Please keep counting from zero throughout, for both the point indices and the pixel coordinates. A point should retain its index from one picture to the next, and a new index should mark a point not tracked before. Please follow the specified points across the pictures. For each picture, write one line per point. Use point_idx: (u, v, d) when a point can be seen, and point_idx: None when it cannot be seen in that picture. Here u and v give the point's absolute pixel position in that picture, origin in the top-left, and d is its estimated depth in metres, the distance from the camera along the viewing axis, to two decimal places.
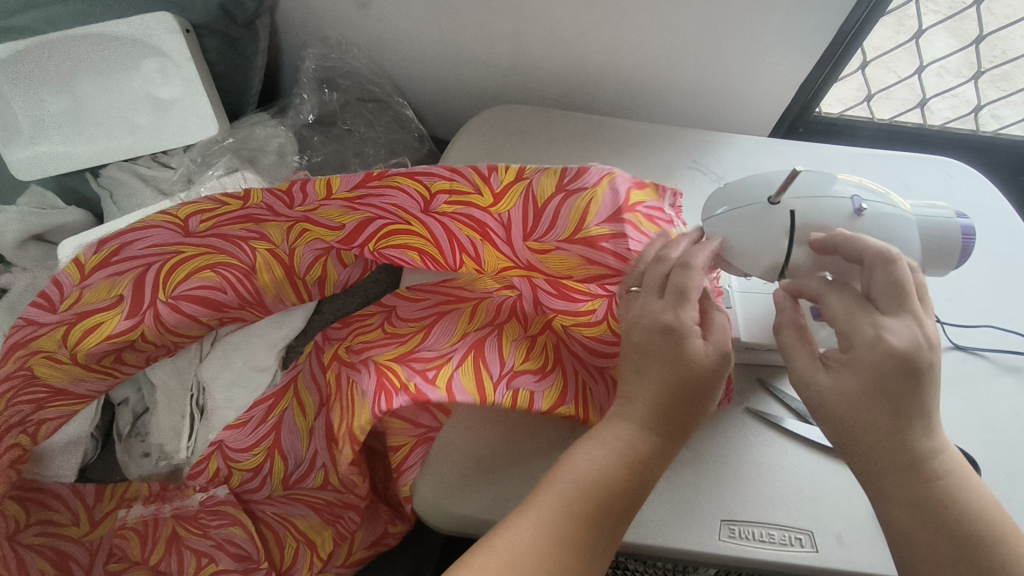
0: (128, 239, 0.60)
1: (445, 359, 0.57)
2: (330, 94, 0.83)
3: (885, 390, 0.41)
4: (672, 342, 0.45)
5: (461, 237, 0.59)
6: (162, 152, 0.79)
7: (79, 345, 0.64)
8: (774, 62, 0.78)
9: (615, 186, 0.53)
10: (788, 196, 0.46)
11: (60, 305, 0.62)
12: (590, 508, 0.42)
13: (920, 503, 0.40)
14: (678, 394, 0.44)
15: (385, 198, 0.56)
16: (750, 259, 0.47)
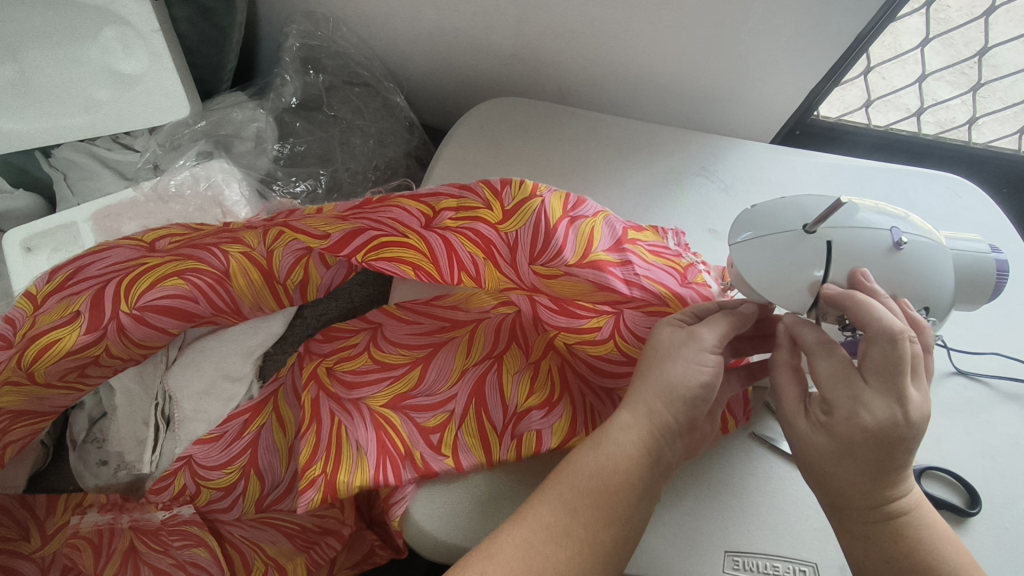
0: (86, 261, 0.57)
1: (444, 404, 0.54)
2: (315, 75, 0.76)
3: (856, 456, 0.41)
4: (671, 337, 0.45)
5: (462, 253, 0.54)
6: (124, 133, 0.72)
7: (35, 365, 0.56)
8: (787, 67, 0.75)
9: (611, 221, 0.54)
10: (825, 225, 0.43)
11: (16, 338, 0.57)
12: (586, 511, 0.41)
13: (870, 540, 0.43)
14: (681, 375, 0.43)
15: (390, 212, 0.55)
16: (779, 292, 0.44)
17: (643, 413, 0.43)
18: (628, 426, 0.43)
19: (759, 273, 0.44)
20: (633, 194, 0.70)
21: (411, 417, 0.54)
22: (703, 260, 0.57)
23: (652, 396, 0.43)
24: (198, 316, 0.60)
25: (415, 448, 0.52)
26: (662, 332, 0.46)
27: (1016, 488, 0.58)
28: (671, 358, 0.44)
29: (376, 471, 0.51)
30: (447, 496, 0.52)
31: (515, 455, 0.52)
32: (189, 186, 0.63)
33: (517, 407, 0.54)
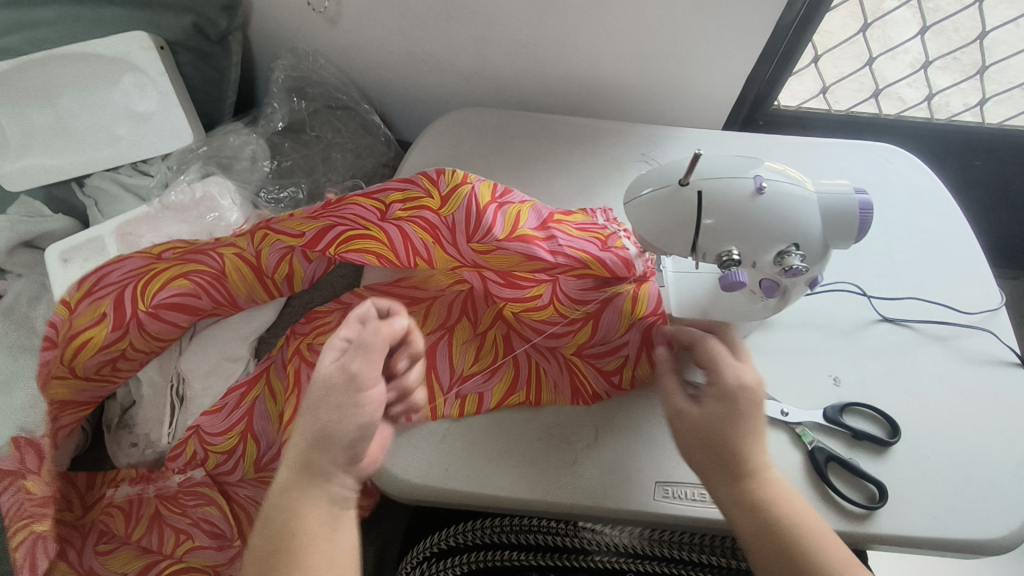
0: (108, 271, 0.69)
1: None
2: (299, 102, 0.87)
3: (741, 415, 0.48)
4: (325, 367, 0.45)
5: (415, 241, 0.63)
6: (142, 162, 0.83)
7: (75, 361, 0.69)
8: (719, 59, 0.82)
9: (538, 208, 0.63)
10: (696, 177, 0.50)
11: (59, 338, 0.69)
12: (280, 541, 0.42)
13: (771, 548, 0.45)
14: (326, 399, 0.44)
15: (350, 208, 0.64)
16: (665, 238, 0.51)
17: (308, 445, 0.43)
18: (302, 466, 0.44)
19: (647, 224, 0.51)
20: (578, 182, 0.78)
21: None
22: (625, 229, 0.65)
23: (309, 427, 0.44)
24: (203, 311, 0.71)
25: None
26: (322, 364, 0.46)
27: (939, 420, 0.62)
28: (326, 385, 0.44)
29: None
30: (404, 443, 0.60)
31: (453, 409, 0.61)
32: (189, 197, 0.75)
33: (463, 370, 0.64)
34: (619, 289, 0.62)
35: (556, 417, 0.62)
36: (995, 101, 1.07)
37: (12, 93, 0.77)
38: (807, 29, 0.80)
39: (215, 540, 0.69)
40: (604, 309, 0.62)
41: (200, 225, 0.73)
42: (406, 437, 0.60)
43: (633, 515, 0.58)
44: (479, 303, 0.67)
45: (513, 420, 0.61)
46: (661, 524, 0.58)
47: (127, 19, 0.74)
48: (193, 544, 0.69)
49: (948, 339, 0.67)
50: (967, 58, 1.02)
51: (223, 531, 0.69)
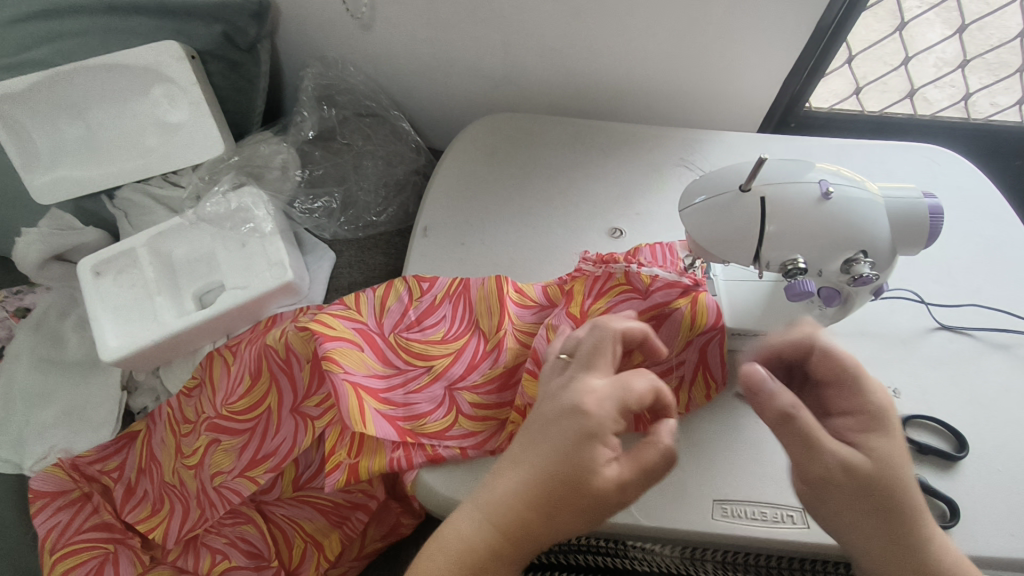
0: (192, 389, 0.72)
1: (451, 401, 0.60)
2: (329, 110, 0.86)
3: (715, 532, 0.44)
4: (574, 425, 0.40)
5: (470, 349, 0.62)
6: (172, 173, 0.81)
7: (166, 447, 0.72)
8: (756, 58, 0.80)
9: (593, 276, 0.61)
10: (758, 182, 0.48)
11: (159, 423, 0.74)
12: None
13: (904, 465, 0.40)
14: (573, 489, 0.39)
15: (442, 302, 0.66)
16: (724, 248, 0.49)
17: (493, 514, 0.40)
18: (469, 520, 0.41)
19: (705, 233, 0.49)
20: (616, 187, 0.76)
21: (426, 416, 0.59)
22: (635, 259, 0.61)
23: (515, 495, 0.40)
24: (235, 425, 0.65)
25: (420, 442, 0.58)
26: (564, 424, 0.41)
27: (1008, 432, 0.59)
28: (558, 463, 0.40)
29: (391, 453, 0.57)
30: (455, 477, 0.57)
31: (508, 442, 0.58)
32: (225, 206, 0.72)
33: (510, 396, 0.61)
34: (675, 305, 0.58)
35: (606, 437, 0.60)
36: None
37: (41, 105, 0.76)
38: (849, 28, 0.77)
39: (252, 560, 0.66)
40: (662, 326, 0.59)
41: (233, 236, 0.72)
42: (468, 471, 0.58)
43: (692, 536, 0.56)
44: (524, 318, 0.64)
45: None
46: (720, 545, 0.56)
47: (157, 28, 0.73)
48: (229, 564, 0.67)
49: (1011, 347, 0.64)
50: (1007, 57, 0.99)
51: (261, 551, 0.67)
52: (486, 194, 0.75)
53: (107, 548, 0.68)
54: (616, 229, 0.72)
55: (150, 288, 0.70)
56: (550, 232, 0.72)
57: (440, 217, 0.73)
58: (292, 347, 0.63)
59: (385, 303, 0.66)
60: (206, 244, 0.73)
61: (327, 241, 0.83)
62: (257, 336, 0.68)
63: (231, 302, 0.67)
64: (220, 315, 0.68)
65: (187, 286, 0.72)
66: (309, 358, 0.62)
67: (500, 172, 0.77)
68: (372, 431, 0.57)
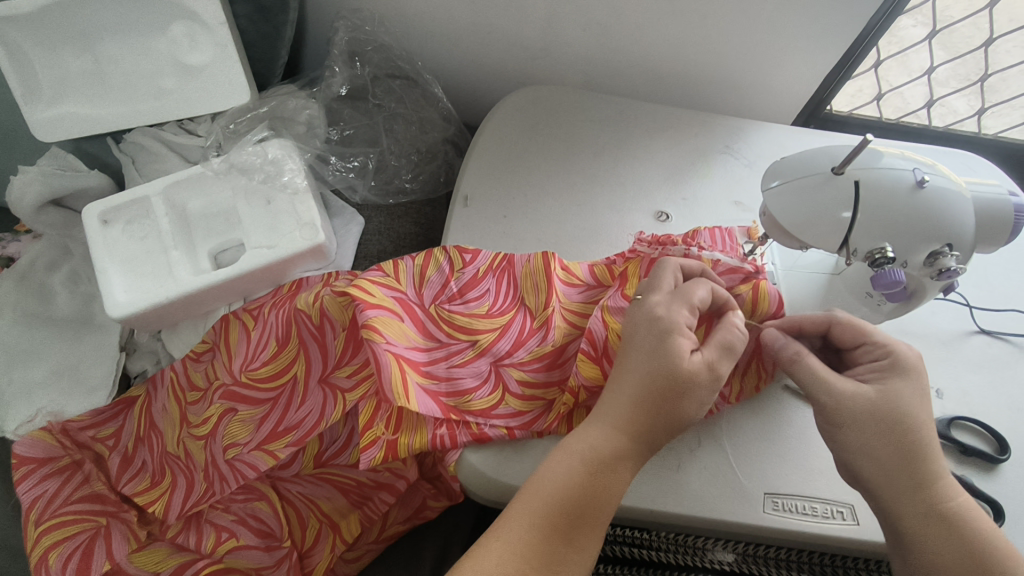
0: (203, 353, 0.67)
1: (498, 378, 0.57)
2: (361, 68, 0.81)
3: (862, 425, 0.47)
4: (652, 328, 0.49)
5: (517, 325, 0.59)
6: (188, 120, 0.76)
7: (170, 413, 0.67)
8: (805, 49, 0.78)
9: (648, 261, 0.60)
10: (851, 167, 0.46)
11: (162, 387, 0.69)
12: (525, 503, 0.44)
13: (923, 404, 0.48)
14: (666, 375, 0.46)
15: (487, 275, 0.62)
16: (808, 231, 0.48)
17: (607, 416, 0.47)
18: (571, 450, 0.46)
19: (791, 215, 0.48)
20: (663, 171, 0.74)
21: (472, 392, 0.56)
22: (695, 242, 0.59)
23: (620, 399, 0.47)
24: (255, 395, 0.61)
25: (466, 419, 0.55)
26: (642, 329, 0.49)
27: None
28: (653, 362, 0.48)
29: (435, 430, 0.54)
30: (502, 457, 0.55)
31: (557, 421, 0.56)
32: (256, 158, 0.66)
33: (558, 376, 0.58)
34: (737, 291, 0.56)
35: None
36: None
37: (44, 33, 0.68)
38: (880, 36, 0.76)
39: (263, 540, 0.62)
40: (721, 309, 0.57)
41: (258, 191, 0.67)
42: (516, 452, 0.55)
43: (744, 530, 0.54)
44: (571, 296, 0.62)
45: None
46: (768, 540, 0.55)
47: None
48: (237, 543, 0.62)
49: None
50: None
51: (272, 530, 0.62)
52: (527, 168, 0.72)
53: (99, 521, 0.63)
54: (662, 212, 0.71)
55: (165, 241, 0.64)
56: (596, 212, 0.70)
57: (482, 188, 0.69)
58: (326, 312, 0.59)
59: (424, 272, 0.62)
60: (226, 199, 0.68)
61: (357, 206, 0.78)
62: (282, 300, 0.63)
63: (258, 262, 0.63)
64: (244, 275, 0.63)
65: (203, 243, 0.67)
66: (346, 326, 0.58)
67: (542, 147, 0.74)
68: (415, 407, 0.54)
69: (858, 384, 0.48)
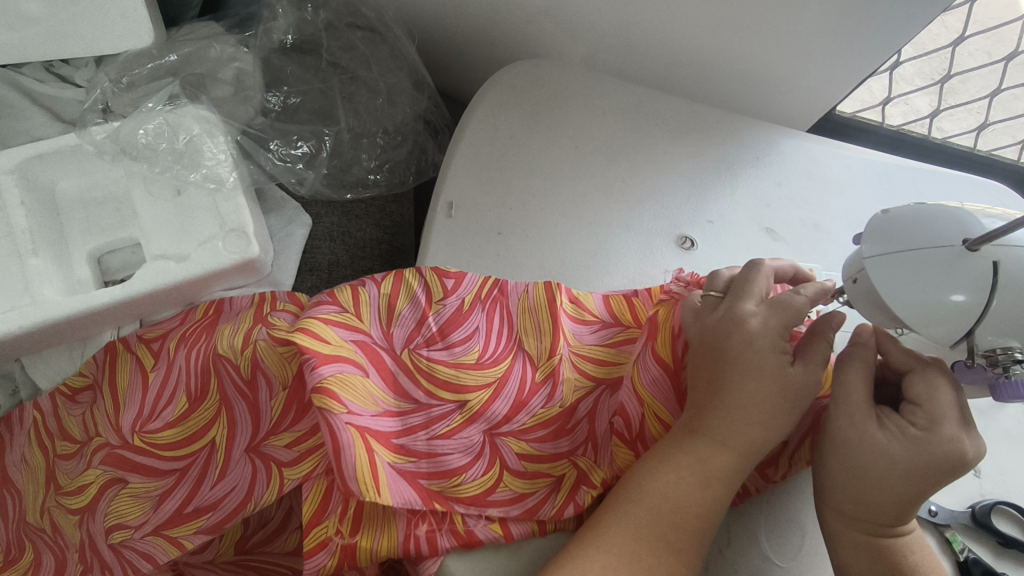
0: (78, 390, 0.49)
1: (493, 452, 0.44)
2: (313, 12, 0.64)
3: (863, 473, 0.40)
4: (737, 341, 0.40)
5: (513, 377, 0.46)
6: (60, 61, 0.58)
7: (31, 465, 0.49)
8: (860, 63, 0.62)
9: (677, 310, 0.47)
10: (990, 245, 0.36)
11: (19, 429, 0.51)
12: (621, 525, 0.39)
13: (934, 483, 0.39)
14: (760, 400, 0.39)
15: (477, 312, 0.48)
16: (921, 319, 0.37)
17: (704, 432, 0.40)
18: (670, 460, 0.40)
19: (900, 290, 0.37)
20: (685, 180, 0.61)
21: (461, 473, 0.43)
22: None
23: (730, 433, 0.40)
24: (152, 463, 0.44)
25: (454, 510, 0.42)
26: (762, 385, 0.39)
27: None
28: (749, 382, 0.40)
29: (409, 529, 0.42)
30: (494, 566, 0.43)
31: (567, 506, 0.45)
32: (165, 138, 0.53)
33: (567, 445, 0.46)
34: None
35: None
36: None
37: None
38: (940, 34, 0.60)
39: None
40: None
41: (163, 181, 0.53)
42: (511, 556, 0.44)
43: None
44: (583, 338, 0.48)
45: None
46: None
47: None
48: None
49: None
50: None
51: None
52: (526, 168, 0.59)
53: None
54: (687, 237, 0.58)
55: (21, 243, 0.49)
56: (608, 230, 0.57)
57: (469, 191, 0.57)
58: (260, 363, 0.43)
59: (393, 304, 0.47)
60: (117, 184, 0.53)
61: (303, 201, 0.62)
62: (196, 332, 0.47)
63: (161, 280, 0.48)
64: (139, 296, 0.48)
65: (80, 244, 0.52)
66: (288, 384, 0.43)
67: (541, 143, 0.60)
68: (387, 498, 0.40)
69: (884, 429, 0.40)
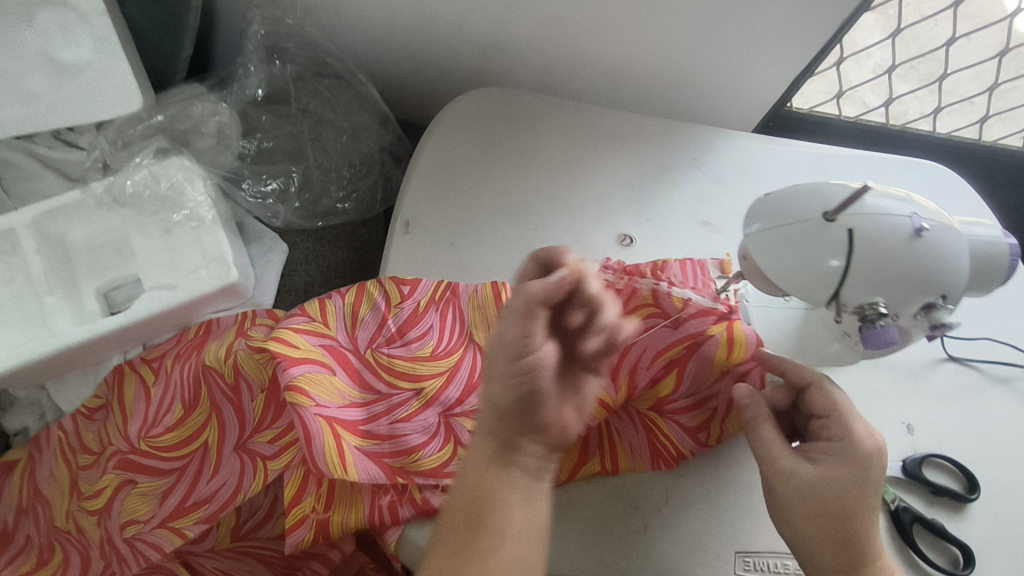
0: (95, 408, 0.57)
1: (447, 430, 0.50)
2: (281, 66, 0.70)
3: (820, 509, 0.45)
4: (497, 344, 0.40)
5: (463, 369, 0.52)
6: (65, 129, 0.66)
7: (57, 476, 0.57)
8: (784, 58, 0.67)
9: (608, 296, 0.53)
10: (845, 213, 0.41)
11: (46, 446, 0.58)
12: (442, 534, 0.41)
13: (871, 488, 0.45)
14: (483, 381, 0.41)
15: (433, 315, 0.54)
16: (794, 281, 0.42)
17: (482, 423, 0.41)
18: (471, 457, 0.42)
19: (774, 262, 0.42)
20: (624, 187, 0.67)
21: (419, 449, 0.49)
22: (664, 276, 0.53)
23: (491, 419, 0.41)
24: (156, 464, 0.51)
25: (413, 481, 0.48)
26: (484, 370, 0.41)
27: (1010, 472, 0.59)
28: (489, 367, 0.41)
29: (373, 501, 0.48)
30: None
31: None
32: (149, 187, 0.61)
33: None
34: (710, 333, 0.50)
35: (621, 477, 0.53)
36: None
37: None
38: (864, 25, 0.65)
39: None
40: (693, 356, 0.51)
41: (155, 222, 0.61)
42: None
43: None
44: None
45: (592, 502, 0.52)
46: None
47: None
48: None
49: (1011, 382, 0.63)
50: None
51: None
52: (482, 184, 0.66)
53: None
54: (626, 235, 0.64)
55: (37, 284, 0.57)
56: (554, 234, 0.64)
57: (424, 210, 0.63)
58: (241, 369, 0.50)
59: (356, 312, 0.53)
60: (117, 229, 0.61)
61: (279, 230, 0.70)
62: (188, 350, 0.55)
63: (157, 307, 0.55)
64: (139, 322, 0.56)
65: (88, 282, 0.60)
66: (264, 386, 0.50)
67: (494, 161, 0.67)
68: (354, 475, 0.47)
69: (813, 465, 0.46)
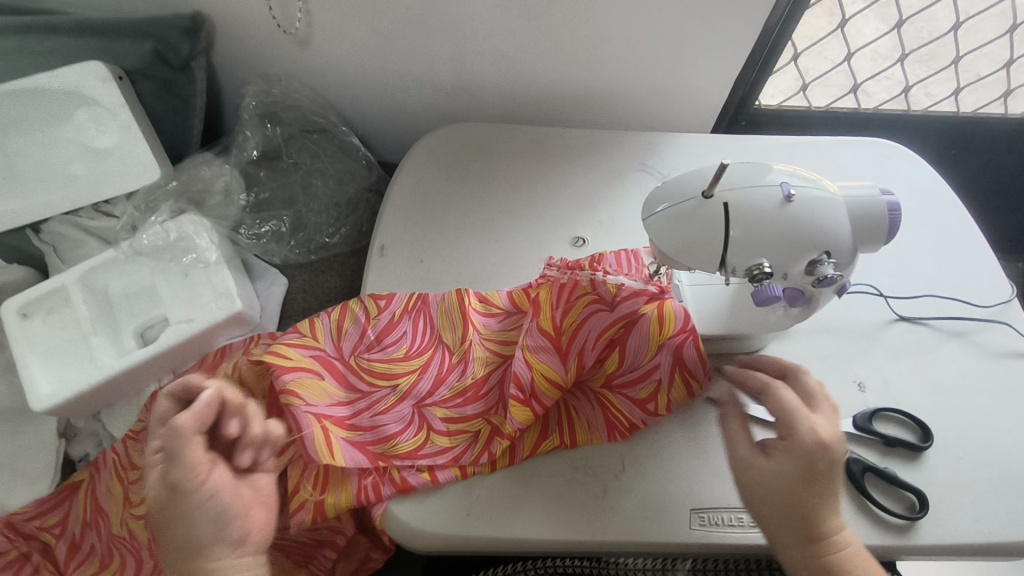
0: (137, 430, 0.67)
1: (421, 419, 0.58)
2: (273, 128, 0.83)
3: (775, 499, 0.48)
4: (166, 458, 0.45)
5: (433, 366, 0.60)
6: (103, 202, 0.79)
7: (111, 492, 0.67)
8: (715, 58, 0.74)
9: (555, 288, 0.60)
10: (720, 188, 0.47)
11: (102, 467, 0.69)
12: None
13: (825, 478, 0.47)
14: (165, 496, 0.45)
15: (405, 322, 0.62)
16: (688, 253, 0.48)
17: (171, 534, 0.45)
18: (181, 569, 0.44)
19: (671, 242, 0.48)
20: (574, 194, 0.75)
21: (396, 437, 0.57)
22: (600, 267, 0.61)
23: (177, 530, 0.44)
24: None
25: (393, 464, 0.56)
26: (158, 482, 0.45)
27: (967, 418, 0.61)
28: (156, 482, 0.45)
29: (359, 482, 0.55)
30: (425, 505, 0.55)
31: (483, 454, 0.57)
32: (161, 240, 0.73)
33: (480, 408, 0.59)
34: (642, 312, 0.58)
35: (579, 448, 0.58)
36: (1018, 92, 0.95)
37: None
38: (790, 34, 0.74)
39: None
40: (630, 332, 0.58)
41: (174, 268, 0.73)
42: (441, 498, 0.56)
43: (670, 548, 0.54)
44: (491, 327, 0.62)
45: (556, 471, 0.57)
46: (702, 555, 0.55)
47: (81, 48, 0.73)
48: None
49: (965, 335, 0.66)
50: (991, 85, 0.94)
51: None
52: (454, 206, 0.75)
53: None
54: (579, 237, 0.72)
55: (85, 328, 0.69)
56: (514, 243, 0.71)
57: (397, 234, 0.72)
58: (247, 382, 0.60)
59: (341, 326, 0.62)
60: (146, 278, 0.73)
61: (278, 266, 0.82)
62: (206, 372, 0.65)
63: (179, 337, 0.67)
64: (166, 351, 0.67)
65: (128, 324, 0.72)
66: (267, 393, 0.60)
67: (462, 186, 0.76)
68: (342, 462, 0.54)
69: (770, 456, 0.49)
